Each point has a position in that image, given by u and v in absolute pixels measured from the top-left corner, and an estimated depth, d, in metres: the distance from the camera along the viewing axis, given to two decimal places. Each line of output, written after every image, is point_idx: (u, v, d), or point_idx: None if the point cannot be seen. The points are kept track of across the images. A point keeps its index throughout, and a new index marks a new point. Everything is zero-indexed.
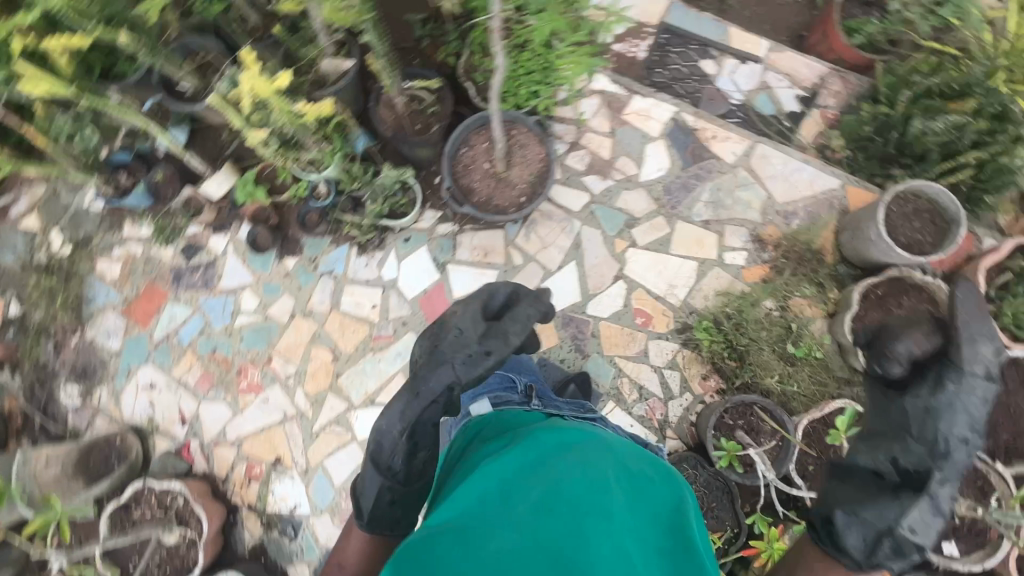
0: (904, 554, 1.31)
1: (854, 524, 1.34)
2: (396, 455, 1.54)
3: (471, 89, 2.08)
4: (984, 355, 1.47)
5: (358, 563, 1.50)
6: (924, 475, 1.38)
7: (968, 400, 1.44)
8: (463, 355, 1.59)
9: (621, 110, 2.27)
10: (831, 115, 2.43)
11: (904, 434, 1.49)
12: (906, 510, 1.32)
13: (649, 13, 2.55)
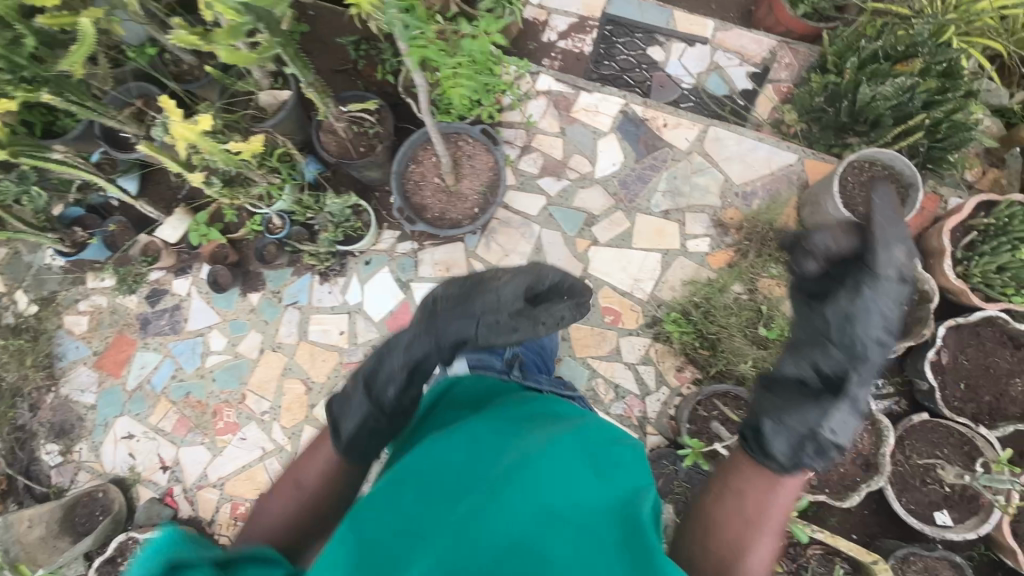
0: (824, 457, 0.93)
1: (778, 425, 0.95)
2: (391, 385, 1.17)
3: (413, 105, 2.06)
4: (895, 249, 0.94)
5: (319, 488, 1.14)
6: (843, 374, 0.96)
7: (889, 298, 0.95)
8: (489, 320, 1.17)
9: (569, 108, 2.24)
10: (785, 89, 2.40)
11: (821, 340, 0.99)
12: (827, 411, 0.93)
13: (591, 7, 2.52)
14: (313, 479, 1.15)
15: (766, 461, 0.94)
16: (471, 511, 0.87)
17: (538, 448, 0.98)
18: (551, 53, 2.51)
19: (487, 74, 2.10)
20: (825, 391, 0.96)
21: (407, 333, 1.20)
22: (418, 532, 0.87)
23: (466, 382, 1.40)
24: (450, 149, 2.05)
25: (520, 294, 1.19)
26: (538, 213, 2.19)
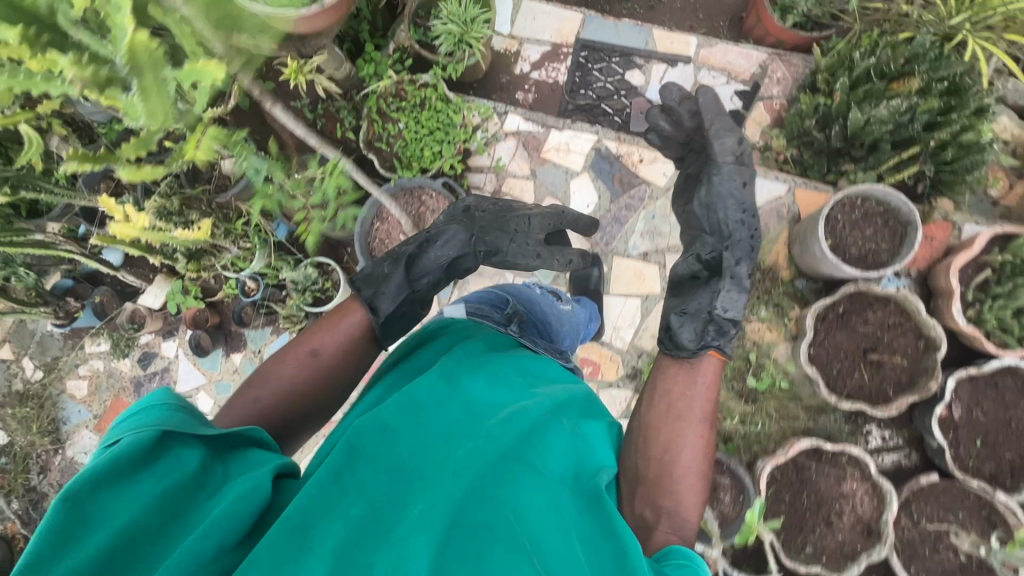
0: (727, 334, 1.25)
1: (687, 321, 1.25)
2: (429, 274, 1.34)
3: (376, 160, 2.04)
4: (727, 138, 1.40)
5: (338, 356, 1.19)
6: (718, 259, 1.38)
7: (728, 188, 1.38)
8: (521, 244, 1.42)
9: (539, 148, 2.14)
10: (778, 106, 2.20)
11: (700, 234, 1.43)
12: (716, 292, 1.32)
13: (564, 33, 2.39)
14: (330, 350, 1.19)
15: (676, 352, 1.23)
16: (469, 457, 0.85)
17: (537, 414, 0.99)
18: (524, 85, 2.40)
19: (445, 122, 2.03)
20: (711, 277, 1.37)
21: (450, 229, 1.39)
22: (413, 473, 0.82)
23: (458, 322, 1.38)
24: (414, 205, 1.98)
25: (543, 229, 1.51)
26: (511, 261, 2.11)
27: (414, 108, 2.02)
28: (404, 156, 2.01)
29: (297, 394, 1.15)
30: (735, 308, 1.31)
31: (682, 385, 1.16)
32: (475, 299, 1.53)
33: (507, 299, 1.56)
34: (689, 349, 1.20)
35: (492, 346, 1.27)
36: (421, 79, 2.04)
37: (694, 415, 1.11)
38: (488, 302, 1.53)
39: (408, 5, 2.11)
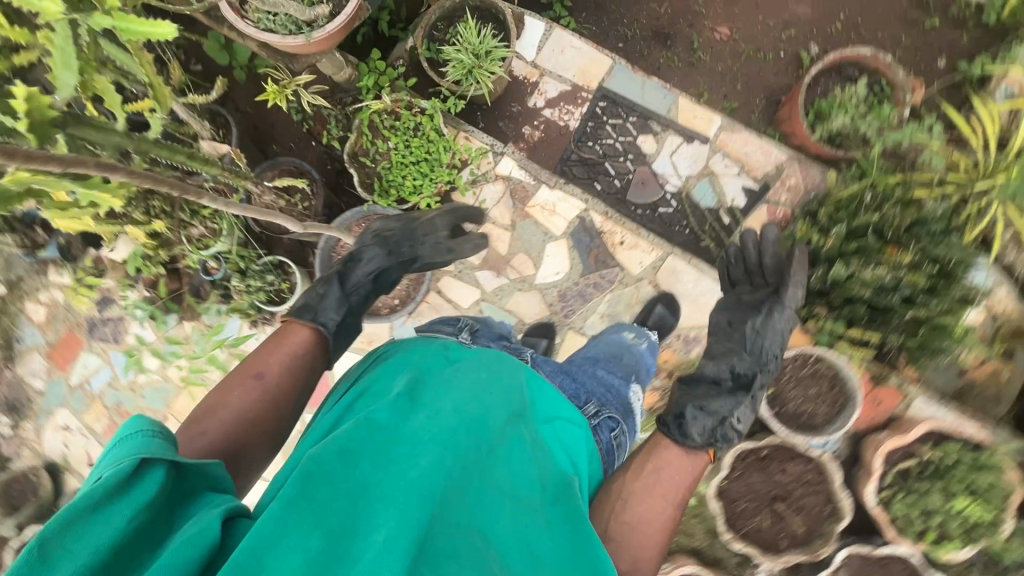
0: (728, 440, 1.43)
1: (700, 415, 1.43)
2: (358, 275, 1.34)
3: (356, 177, 1.97)
4: (797, 289, 1.67)
5: (288, 377, 1.12)
6: (751, 377, 1.56)
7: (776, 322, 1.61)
8: (433, 240, 1.48)
9: (526, 200, 2.07)
10: (781, 215, 2.10)
11: (740, 349, 1.62)
12: (739, 401, 1.50)
13: (588, 75, 2.24)
14: (276, 370, 1.12)
15: (681, 441, 1.37)
16: (429, 474, 0.87)
17: (497, 424, 1.02)
18: (533, 120, 2.27)
19: (433, 155, 1.96)
20: (734, 388, 1.54)
21: (367, 245, 1.39)
22: (375, 491, 0.85)
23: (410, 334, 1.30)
24: None
25: (447, 226, 1.53)
26: (469, 306, 2.08)
27: (406, 135, 1.95)
28: (385, 180, 1.96)
29: (258, 418, 1.06)
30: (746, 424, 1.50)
31: (670, 462, 1.33)
32: (428, 325, 1.51)
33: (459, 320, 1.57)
34: (695, 442, 1.36)
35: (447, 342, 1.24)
36: (419, 104, 1.94)
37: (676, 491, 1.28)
38: (437, 320, 1.54)
39: (425, 17, 1.98)
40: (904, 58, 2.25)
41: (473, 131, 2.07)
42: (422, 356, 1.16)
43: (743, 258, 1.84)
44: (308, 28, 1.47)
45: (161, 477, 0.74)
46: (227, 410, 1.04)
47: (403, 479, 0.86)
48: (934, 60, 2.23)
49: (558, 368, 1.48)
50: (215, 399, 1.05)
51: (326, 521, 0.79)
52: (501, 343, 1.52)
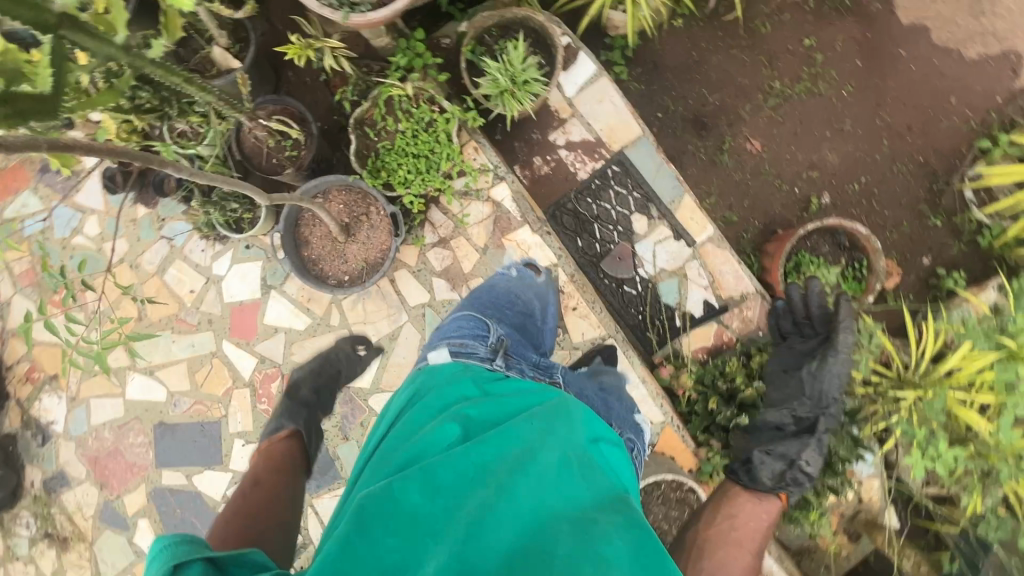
0: (798, 479, 1.81)
1: (767, 461, 1.81)
2: (303, 388, 1.89)
3: (353, 144, 1.94)
4: (848, 334, 1.87)
5: (272, 474, 1.51)
6: (812, 421, 1.87)
7: (829, 375, 1.86)
8: (344, 357, 2.04)
9: (506, 231, 2.09)
10: (725, 338, 2.20)
11: (800, 396, 1.89)
12: (803, 446, 1.83)
13: (614, 134, 2.25)
14: (263, 476, 1.49)
15: (751, 485, 1.82)
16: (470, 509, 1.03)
17: (541, 459, 1.13)
18: (547, 154, 2.27)
19: (434, 156, 1.94)
20: (798, 431, 1.86)
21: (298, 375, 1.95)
22: (429, 526, 1.01)
23: (444, 365, 1.50)
24: (358, 210, 1.96)
25: (349, 345, 2.09)
26: (414, 305, 2.12)
27: (416, 125, 1.92)
28: (379, 160, 1.94)
29: (260, 515, 1.35)
30: (814, 463, 1.82)
31: (748, 513, 1.77)
32: (458, 335, 1.63)
33: (492, 327, 1.67)
34: (764, 485, 1.80)
35: (479, 380, 1.40)
36: (441, 103, 1.91)
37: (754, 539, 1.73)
38: (470, 332, 1.64)
39: (482, 19, 1.93)
40: (896, 243, 2.35)
41: (483, 146, 2.05)
42: (463, 395, 1.34)
43: (792, 312, 2.06)
44: (349, 8, 1.39)
45: (200, 569, 0.84)
46: (244, 506, 1.37)
47: (451, 517, 1.02)
48: (920, 257, 2.34)
49: (581, 383, 1.66)
50: (231, 508, 1.37)
51: (385, 555, 0.96)
52: (535, 362, 1.64)
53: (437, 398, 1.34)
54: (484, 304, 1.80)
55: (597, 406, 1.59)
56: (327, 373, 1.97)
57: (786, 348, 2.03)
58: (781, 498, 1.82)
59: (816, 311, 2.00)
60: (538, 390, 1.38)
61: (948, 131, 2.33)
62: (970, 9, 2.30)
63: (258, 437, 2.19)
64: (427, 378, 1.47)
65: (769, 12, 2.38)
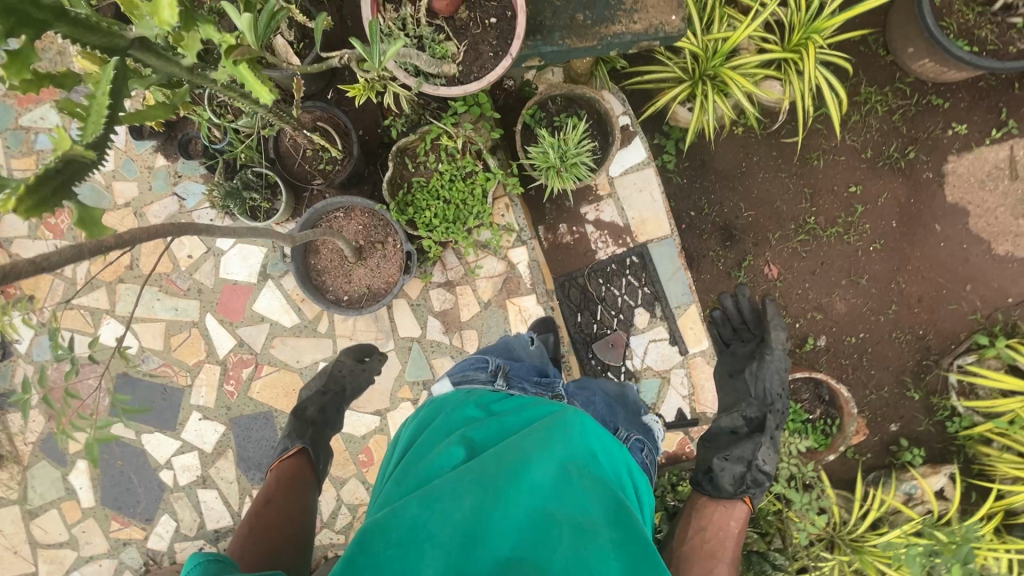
0: (759, 482, 1.81)
1: (726, 466, 1.83)
2: (310, 405, 1.80)
3: (388, 173, 1.93)
4: (780, 330, 1.99)
5: (283, 490, 1.50)
6: (762, 421, 1.92)
7: (770, 368, 1.96)
8: (348, 372, 1.90)
9: (512, 294, 2.10)
10: (686, 450, 2.26)
11: (747, 397, 1.97)
12: (758, 444, 1.86)
13: (643, 226, 2.25)
14: (274, 492, 1.49)
15: (714, 494, 1.81)
16: (467, 518, 1.02)
17: (541, 471, 1.12)
18: (574, 224, 2.27)
19: (464, 207, 1.92)
20: (751, 433, 1.91)
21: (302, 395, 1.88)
22: (425, 535, 1.00)
23: (450, 394, 1.50)
24: (376, 236, 1.95)
25: (352, 357, 1.95)
26: (403, 337, 2.13)
27: (456, 172, 1.90)
28: (410, 195, 1.93)
29: (271, 529, 1.34)
30: (770, 462, 1.85)
31: (718, 522, 1.75)
32: (460, 367, 1.63)
33: (490, 358, 1.66)
34: (728, 492, 1.79)
35: (485, 404, 1.41)
36: (486, 159, 1.90)
37: (729, 545, 1.71)
38: (470, 364, 1.63)
39: (551, 88, 1.91)
40: (871, 404, 2.42)
41: (514, 207, 2.06)
42: (468, 418, 1.34)
43: (729, 321, 2.17)
44: (424, 76, 1.35)
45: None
46: (256, 527, 1.34)
47: (446, 524, 1.01)
48: (889, 424, 2.42)
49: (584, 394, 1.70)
50: (242, 528, 1.35)
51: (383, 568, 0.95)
52: (536, 377, 1.66)
53: (443, 423, 1.34)
54: (484, 350, 1.79)
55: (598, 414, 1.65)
56: (328, 389, 1.84)
57: (730, 355, 2.14)
58: (747, 502, 1.79)
59: (749, 316, 2.12)
60: (543, 407, 1.37)
61: (954, 315, 2.39)
62: (1013, 207, 2.33)
63: (216, 416, 2.20)
64: (434, 408, 1.47)
65: (827, 148, 2.38)
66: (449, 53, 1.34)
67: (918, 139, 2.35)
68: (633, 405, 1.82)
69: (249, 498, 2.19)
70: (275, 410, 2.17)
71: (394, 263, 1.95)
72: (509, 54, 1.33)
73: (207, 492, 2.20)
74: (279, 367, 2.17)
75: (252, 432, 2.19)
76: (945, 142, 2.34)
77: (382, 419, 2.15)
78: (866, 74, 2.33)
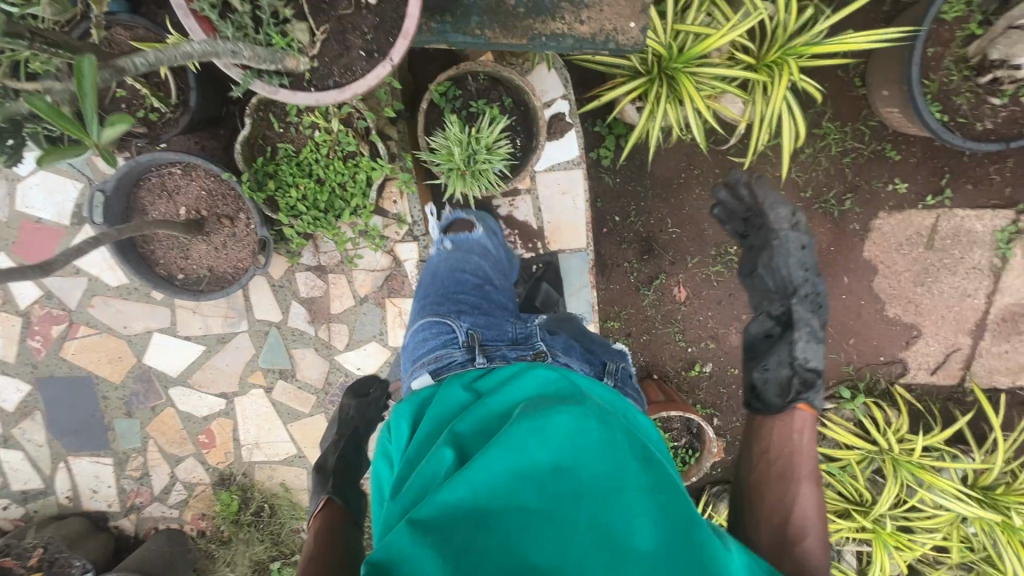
0: (815, 386, 1.36)
1: (769, 379, 1.39)
2: (331, 453, 1.59)
3: (243, 132, 1.49)
4: (780, 208, 1.51)
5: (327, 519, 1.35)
6: (790, 314, 1.46)
7: (784, 246, 1.50)
8: (366, 414, 1.70)
9: (394, 293, 1.82)
10: None
11: (768, 296, 1.51)
12: (794, 344, 1.41)
13: (559, 232, 1.98)
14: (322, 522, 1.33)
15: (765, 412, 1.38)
16: (465, 539, 0.78)
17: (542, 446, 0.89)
18: None
19: (341, 192, 1.56)
20: (785, 332, 1.46)
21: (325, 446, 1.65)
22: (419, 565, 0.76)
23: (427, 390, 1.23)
24: (224, 209, 1.55)
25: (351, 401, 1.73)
26: (259, 319, 1.83)
27: (335, 147, 1.51)
28: (273, 164, 1.53)
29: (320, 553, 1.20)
30: (819, 355, 1.40)
31: (779, 438, 1.29)
32: (425, 349, 1.35)
33: (454, 324, 1.38)
34: (778, 406, 1.36)
35: (472, 385, 1.18)
36: (374, 139, 1.51)
37: (810, 459, 1.24)
38: (435, 341, 1.35)
39: (475, 63, 1.51)
40: None
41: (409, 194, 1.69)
42: (455, 407, 1.12)
43: (732, 208, 1.64)
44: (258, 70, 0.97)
45: None
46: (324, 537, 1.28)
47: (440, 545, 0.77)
48: None
49: (563, 336, 1.42)
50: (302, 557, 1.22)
51: None
52: (513, 338, 1.37)
53: (428, 423, 1.10)
54: (430, 298, 1.48)
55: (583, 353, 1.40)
56: (344, 436, 1.65)
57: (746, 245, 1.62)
58: (807, 407, 1.31)
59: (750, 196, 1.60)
60: (534, 373, 1.14)
61: (832, 364, 2.45)
62: (917, 275, 2.32)
63: (18, 373, 1.84)
64: (407, 412, 1.18)
65: (770, 177, 2.20)
66: (297, 42, 0.95)
67: (859, 189, 2.21)
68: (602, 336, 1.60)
69: (64, 464, 1.94)
70: (94, 377, 1.85)
71: (250, 243, 1.58)
72: (389, 59, 0.95)
73: (10, 452, 1.92)
74: (101, 331, 1.81)
75: (65, 396, 1.87)
76: (883, 196, 2.22)
77: (227, 402, 1.90)
78: (832, 105, 2.12)
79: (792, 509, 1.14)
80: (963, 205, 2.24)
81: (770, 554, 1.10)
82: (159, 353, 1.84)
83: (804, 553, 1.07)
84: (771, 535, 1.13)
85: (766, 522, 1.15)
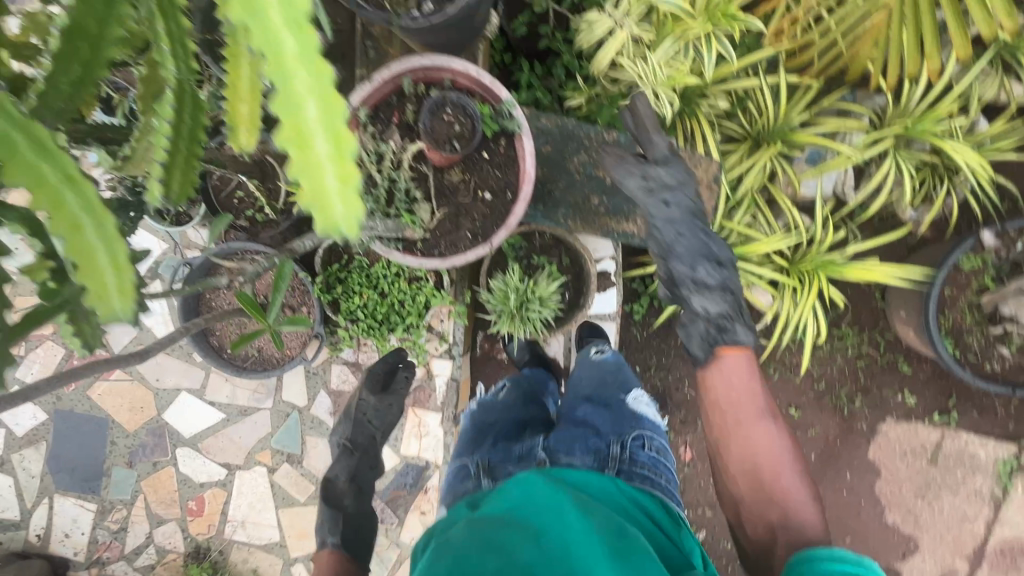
0: (733, 329, 1.46)
1: (695, 336, 1.48)
2: (338, 472, 1.63)
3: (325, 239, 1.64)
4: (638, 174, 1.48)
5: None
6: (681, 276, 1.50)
7: (668, 223, 1.49)
8: (379, 422, 1.68)
9: (418, 403, 1.89)
10: None
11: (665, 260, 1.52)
12: (697, 295, 1.48)
13: None
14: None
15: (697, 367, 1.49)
16: None
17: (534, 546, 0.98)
18: None
19: (398, 309, 1.70)
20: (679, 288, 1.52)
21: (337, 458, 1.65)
22: None
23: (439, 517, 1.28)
24: (290, 300, 1.68)
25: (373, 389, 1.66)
26: (284, 400, 1.89)
27: (404, 269, 1.67)
28: (345, 272, 1.67)
29: None
30: (713, 273, 1.49)
31: (721, 389, 1.41)
32: (448, 490, 1.44)
33: (467, 458, 1.46)
34: (704, 358, 1.46)
35: (475, 503, 1.23)
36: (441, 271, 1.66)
37: (757, 396, 1.38)
38: (454, 483, 1.42)
39: (534, 226, 1.69)
40: None
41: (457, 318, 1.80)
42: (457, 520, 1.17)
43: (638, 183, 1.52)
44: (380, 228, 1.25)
45: None
46: None
47: None
48: None
49: (566, 431, 1.47)
50: None
51: None
52: (519, 455, 1.43)
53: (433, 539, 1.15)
54: (456, 446, 1.56)
55: (588, 437, 1.45)
56: (355, 453, 1.65)
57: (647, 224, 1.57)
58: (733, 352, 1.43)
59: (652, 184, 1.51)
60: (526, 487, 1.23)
61: None
62: (918, 487, 2.36)
63: (40, 401, 1.88)
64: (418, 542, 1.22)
65: (789, 364, 2.30)
66: (418, 219, 1.24)
67: (869, 392, 2.31)
68: (615, 384, 1.66)
69: (47, 500, 1.91)
70: (111, 420, 1.88)
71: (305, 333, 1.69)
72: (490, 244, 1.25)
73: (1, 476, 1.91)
74: (134, 378, 1.88)
75: (76, 433, 1.89)
76: (892, 404, 2.32)
77: (228, 474, 1.91)
78: (854, 311, 2.28)
79: (757, 457, 1.30)
80: (967, 429, 2.32)
81: (759, 504, 1.25)
82: (180, 411, 1.89)
83: (787, 493, 1.23)
84: (748, 481, 1.29)
85: (740, 475, 1.30)
